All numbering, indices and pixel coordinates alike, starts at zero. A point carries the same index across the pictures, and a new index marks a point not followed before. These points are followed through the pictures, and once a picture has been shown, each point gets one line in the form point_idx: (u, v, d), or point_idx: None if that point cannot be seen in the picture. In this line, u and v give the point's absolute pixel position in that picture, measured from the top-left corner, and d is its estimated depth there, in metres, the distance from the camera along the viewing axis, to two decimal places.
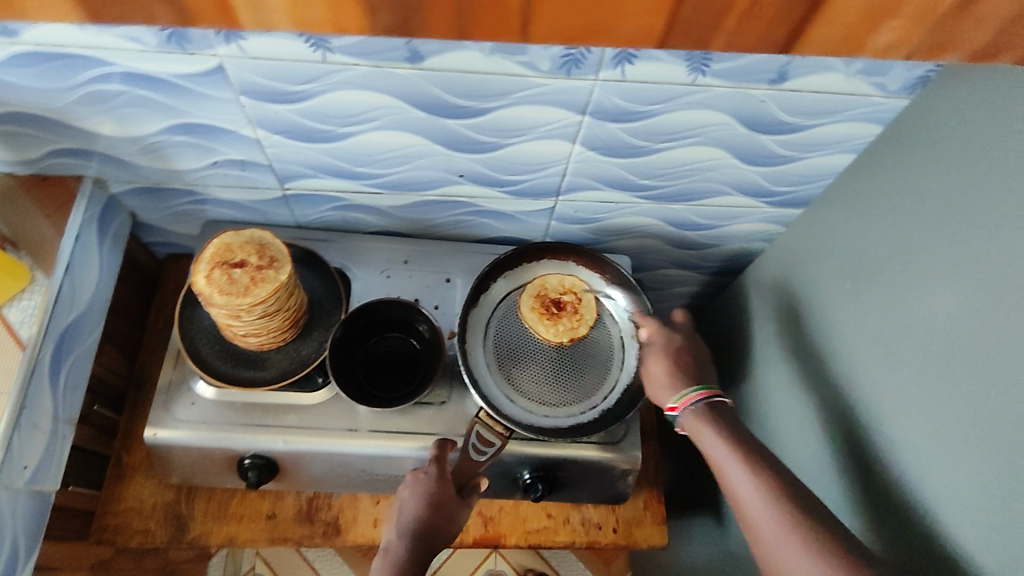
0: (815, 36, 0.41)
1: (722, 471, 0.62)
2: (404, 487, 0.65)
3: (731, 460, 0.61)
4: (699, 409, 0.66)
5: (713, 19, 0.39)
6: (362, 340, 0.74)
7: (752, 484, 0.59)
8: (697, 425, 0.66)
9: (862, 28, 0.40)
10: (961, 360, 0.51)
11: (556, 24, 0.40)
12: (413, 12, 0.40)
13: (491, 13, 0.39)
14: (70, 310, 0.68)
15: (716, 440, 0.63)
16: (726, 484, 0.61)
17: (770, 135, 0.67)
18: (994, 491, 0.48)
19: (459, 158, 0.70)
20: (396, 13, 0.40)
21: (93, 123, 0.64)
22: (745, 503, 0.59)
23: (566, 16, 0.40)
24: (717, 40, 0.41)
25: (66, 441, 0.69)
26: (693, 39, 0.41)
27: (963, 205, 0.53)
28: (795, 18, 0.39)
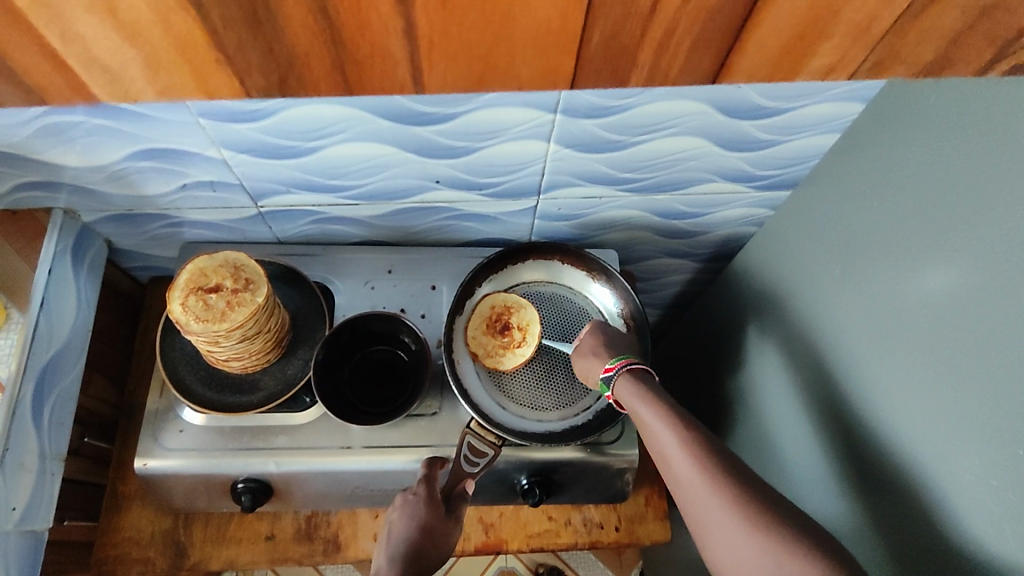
0: (745, 62, 0.42)
1: (654, 441, 0.55)
2: (393, 509, 0.64)
3: (661, 423, 0.55)
4: (627, 380, 0.61)
5: (620, 58, 0.41)
6: (348, 356, 0.73)
7: (680, 449, 0.53)
8: (629, 394, 0.60)
9: (786, 53, 0.42)
10: (953, 344, 0.50)
11: (448, 73, 0.41)
12: (290, 71, 0.40)
13: (378, 69, 0.40)
14: (49, 344, 0.67)
15: (648, 407, 0.57)
16: (659, 455, 0.55)
17: (749, 120, 0.66)
18: (992, 479, 0.47)
19: (433, 165, 0.68)
20: (267, 75, 0.40)
21: (55, 155, 0.63)
22: (670, 462, 0.53)
23: (459, 63, 0.41)
24: (636, 75, 0.42)
25: (57, 476, 0.68)
26: (609, 75, 0.42)
27: (950, 183, 0.51)
28: (713, 46, 0.41)
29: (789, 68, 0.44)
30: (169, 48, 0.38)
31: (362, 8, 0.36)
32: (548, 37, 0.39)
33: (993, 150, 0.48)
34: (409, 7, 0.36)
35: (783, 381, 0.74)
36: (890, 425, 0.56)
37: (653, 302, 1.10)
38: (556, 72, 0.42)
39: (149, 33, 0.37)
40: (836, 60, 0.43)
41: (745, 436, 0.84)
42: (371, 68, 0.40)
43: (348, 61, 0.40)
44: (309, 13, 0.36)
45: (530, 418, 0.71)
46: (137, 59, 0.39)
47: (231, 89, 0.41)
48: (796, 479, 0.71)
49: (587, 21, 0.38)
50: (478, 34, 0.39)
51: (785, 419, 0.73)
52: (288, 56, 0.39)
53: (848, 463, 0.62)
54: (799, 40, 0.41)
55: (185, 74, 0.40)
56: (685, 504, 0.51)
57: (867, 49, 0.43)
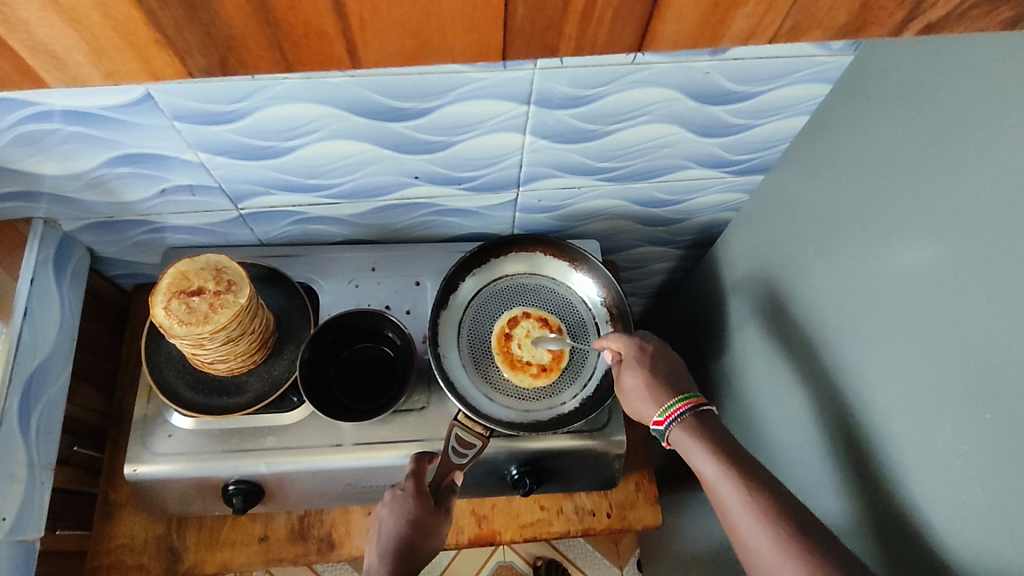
0: (665, 29, 0.39)
1: (712, 487, 0.58)
2: (382, 505, 0.64)
3: (721, 476, 0.57)
4: (687, 422, 0.62)
5: (548, 23, 0.37)
6: (335, 354, 0.74)
7: (742, 501, 0.55)
8: (685, 440, 0.61)
9: (712, 19, 0.39)
10: (924, 316, 0.51)
11: (386, 48, 0.38)
12: (230, 51, 0.36)
13: (316, 46, 0.37)
14: (33, 353, 0.67)
15: (705, 457, 0.59)
16: (717, 501, 0.57)
17: (721, 105, 0.67)
18: (965, 444, 0.48)
19: (411, 160, 0.68)
20: (208, 56, 0.37)
21: (32, 164, 0.63)
22: (734, 517, 0.55)
23: (392, 41, 0.37)
24: (564, 44, 0.39)
25: (47, 485, 0.68)
26: (537, 47, 0.39)
27: (916, 157, 0.53)
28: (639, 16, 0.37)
29: (709, 34, 0.40)
30: (114, 34, 0.34)
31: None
32: (476, 12, 0.36)
33: (955, 122, 0.49)
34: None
35: (766, 361, 0.75)
36: (868, 399, 0.57)
37: (638, 291, 1.11)
38: (487, 48, 0.39)
39: (87, 17, 0.33)
40: (752, 26, 0.40)
41: (731, 419, 0.85)
42: (308, 48, 0.37)
43: (286, 40, 0.36)
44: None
45: (517, 408, 0.72)
46: (80, 43, 0.35)
47: (177, 71, 0.38)
48: (780, 457, 0.72)
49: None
50: (405, 9, 0.35)
51: (768, 399, 0.74)
52: (227, 39, 0.36)
53: (828, 438, 0.63)
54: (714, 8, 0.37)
55: (129, 59, 0.36)
56: (742, 545, 0.54)
57: (785, 13, 0.39)
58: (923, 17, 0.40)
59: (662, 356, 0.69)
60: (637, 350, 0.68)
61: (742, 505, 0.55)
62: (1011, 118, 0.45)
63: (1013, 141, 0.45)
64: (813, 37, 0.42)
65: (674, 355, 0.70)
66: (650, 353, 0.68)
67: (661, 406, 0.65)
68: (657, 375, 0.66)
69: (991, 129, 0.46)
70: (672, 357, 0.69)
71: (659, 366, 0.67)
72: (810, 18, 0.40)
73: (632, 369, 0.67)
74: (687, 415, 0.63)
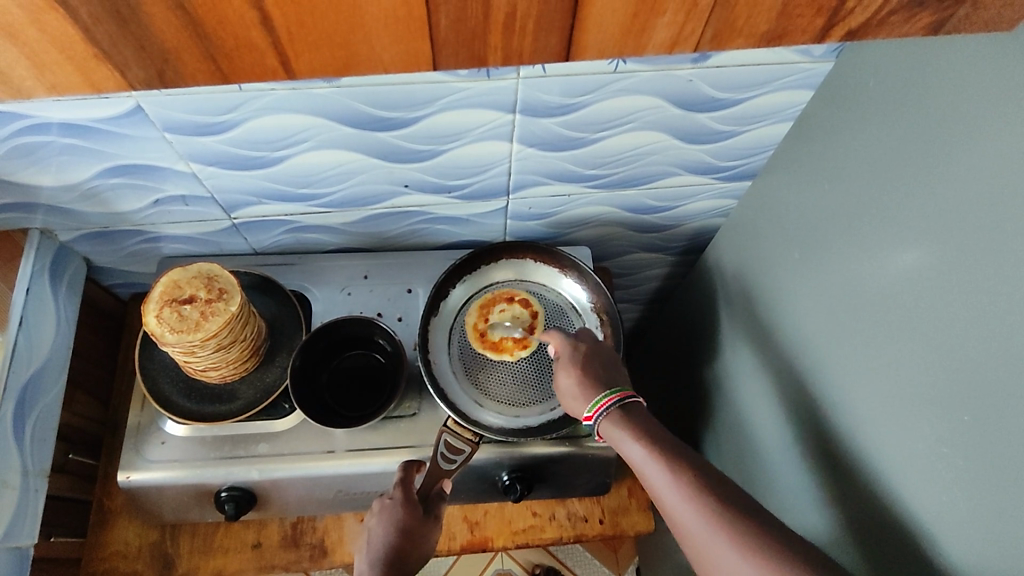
0: (590, 39, 0.40)
1: (642, 473, 0.59)
2: (371, 515, 0.65)
3: (648, 461, 0.58)
4: (613, 414, 0.62)
5: (478, 32, 0.38)
6: (326, 361, 0.74)
7: (671, 483, 0.55)
8: (614, 432, 0.62)
9: (635, 25, 0.39)
10: (906, 320, 0.51)
11: (313, 61, 0.39)
12: (165, 63, 0.37)
13: (247, 58, 0.38)
14: (29, 361, 0.68)
15: (633, 443, 0.59)
16: (649, 487, 0.58)
17: (706, 112, 0.67)
18: (947, 449, 0.48)
19: (399, 169, 0.69)
20: (145, 68, 0.38)
21: (28, 176, 0.64)
22: (665, 499, 0.56)
23: (322, 52, 0.38)
24: (492, 55, 0.40)
25: (41, 493, 0.69)
26: (468, 56, 0.40)
27: (897, 162, 0.53)
28: (561, 27, 0.38)
29: (633, 43, 0.40)
30: (50, 49, 0.35)
31: (218, 4, 0.34)
32: (403, 22, 0.37)
33: (934, 127, 0.50)
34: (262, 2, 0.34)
35: (756, 367, 0.75)
36: (853, 403, 0.57)
37: (634, 297, 1.12)
38: (417, 58, 0.40)
39: (25, 34, 0.34)
40: (675, 34, 0.40)
41: (723, 425, 0.85)
42: (241, 59, 0.38)
43: (216, 54, 0.37)
44: (168, 9, 0.34)
45: (507, 414, 0.72)
46: (20, 57, 0.36)
47: (118, 84, 0.39)
48: (770, 463, 0.72)
49: (427, 4, 0.36)
50: (331, 20, 0.36)
51: (758, 404, 0.74)
52: (160, 51, 0.37)
53: (816, 443, 0.63)
54: (633, 18, 0.38)
55: (71, 74, 0.37)
56: (673, 522, 0.55)
57: (706, 20, 0.39)
58: (845, 24, 0.41)
59: (596, 354, 0.67)
60: (569, 348, 0.67)
61: (672, 489, 0.55)
62: (988, 122, 0.45)
63: (990, 146, 0.45)
64: (736, 45, 0.42)
65: (609, 351, 0.68)
66: (584, 351, 0.67)
67: (591, 400, 0.64)
68: (590, 373, 0.65)
69: (967, 134, 0.47)
70: (607, 354, 0.68)
71: (591, 362, 0.66)
72: (731, 26, 0.40)
73: (564, 368, 0.66)
74: (615, 405, 0.63)
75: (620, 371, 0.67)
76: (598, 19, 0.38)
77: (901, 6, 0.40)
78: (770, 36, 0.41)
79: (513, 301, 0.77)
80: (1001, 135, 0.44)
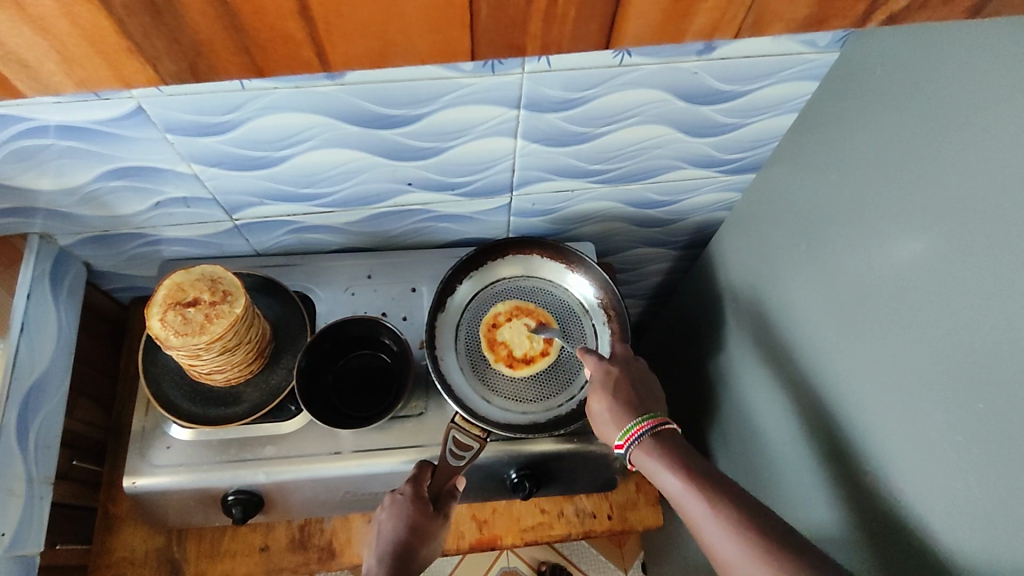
0: (631, 26, 0.39)
1: (676, 500, 0.59)
2: (382, 508, 0.65)
3: (683, 490, 0.58)
4: (647, 443, 0.62)
5: (511, 23, 0.38)
6: (332, 362, 0.74)
7: (708, 511, 0.55)
8: (647, 460, 0.62)
9: (674, 19, 0.39)
10: (916, 310, 0.51)
11: (361, 42, 0.38)
12: (198, 56, 0.37)
13: (286, 50, 0.37)
14: (30, 368, 0.67)
15: (666, 471, 0.60)
16: (683, 515, 0.58)
17: (710, 105, 0.67)
18: (959, 438, 0.47)
19: (403, 167, 0.69)
20: (177, 62, 0.37)
21: (27, 180, 0.63)
22: (702, 529, 0.55)
23: (359, 43, 0.38)
24: (530, 44, 0.40)
25: (46, 500, 0.68)
26: (502, 45, 0.39)
27: (905, 152, 0.53)
28: (601, 15, 0.38)
29: (673, 30, 0.40)
30: (80, 42, 0.35)
31: None
32: (439, 13, 0.37)
33: (941, 115, 0.49)
34: None
35: (760, 360, 0.75)
36: (861, 395, 0.57)
37: (636, 292, 1.11)
38: (453, 48, 0.39)
39: (55, 27, 0.34)
40: (717, 19, 0.40)
41: (728, 419, 0.85)
42: (276, 53, 0.38)
43: (253, 46, 0.37)
44: (206, 2, 0.34)
45: (515, 411, 0.72)
46: (50, 51, 0.35)
47: (148, 79, 0.38)
48: (777, 457, 0.72)
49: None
50: (365, 13, 0.36)
51: (763, 398, 0.74)
52: (194, 45, 0.36)
53: (824, 436, 0.63)
54: (673, 9, 0.38)
55: (100, 67, 0.37)
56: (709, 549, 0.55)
57: (749, 6, 0.39)
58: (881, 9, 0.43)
59: (627, 376, 0.68)
60: (602, 372, 0.67)
61: (708, 516, 0.55)
62: (997, 108, 0.45)
63: (1001, 132, 0.45)
64: (776, 29, 0.43)
65: (639, 372, 0.69)
66: (615, 374, 0.67)
67: (623, 429, 0.64)
68: (623, 398, 0.66)
69: (977, 121, 0.46)
70: (637, 377, 0.68)
71: (622, 387, 0.66)
72: (771, 12, 0.40)
73: (596, 393, 0.66)
74: (653, 434, 0.63)
75: (651, 394, 0.67)
76: (641, 4, 0.37)
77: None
78: (810, 21, 0.42)
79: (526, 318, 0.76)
80: (1013, 121, 0.44)
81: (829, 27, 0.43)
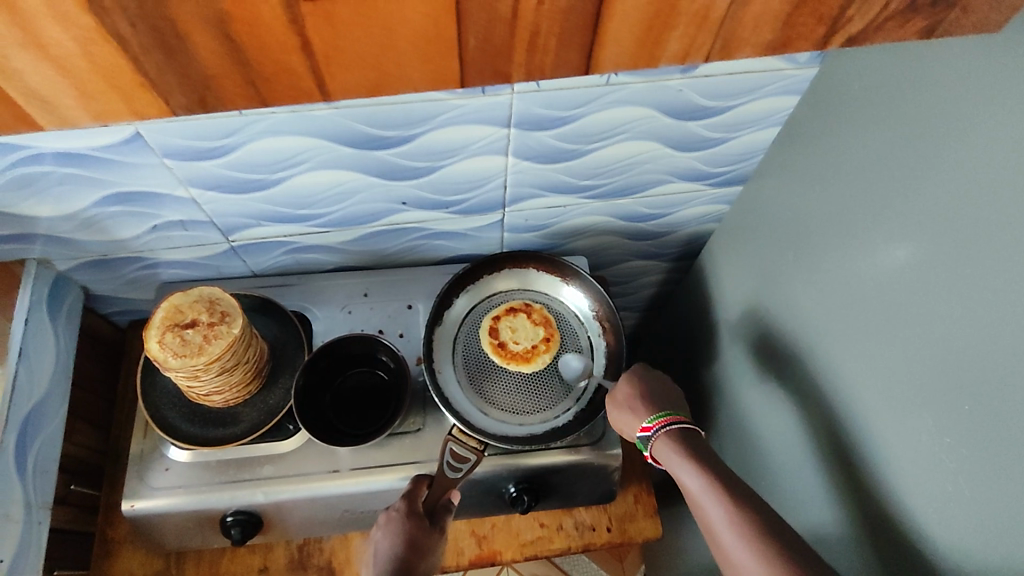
0: (609, 52, 0.40)
1: (696, 502, 0.60)
2: (377, 528, 0.65)
3: (705, 491, 0.59)
4: (673, 437, 0.65)
5: (500, 51, 0.39)
6: (329, 381, 0.74)
7: (726, 514, 0.56)
8: (674, 458, 0.63)
9: (648, 43, 0.40)
10: (905, 316, 0.52)
11: (353, 73, 0.39)
12: (207, 89, 0.38)
13: (283, 82, 0.39)
14: (29, 393, 0.67)
15: (689, 472, 0.61)
16: (702, 516, 0.59)
17: (696, 121, 0.69)
18: (950, 440, 0.48)
19: (397, 186, 0.70)
20: (187, 94, 0.38)
21: (27, 207, 0.64)
22: (717, 531, 0.56)
23: (355, 73, 0.39)
24: (516, 71, 0.41)
25: (44, 525, 0.68)
26: (491, 72, 0.41)
27: (886, 163, 0.54)
28: (584, 41, 0.39)
29: (648, 56, 0.41)
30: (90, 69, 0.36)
31: (258, 30, 0.35)
32: (431, 45, 0.38)
33: (919, 128, 0.51)
34: (300, 26, 0.35)
35: (754, 368, 0.76)
36: (854, 400, 0.58)
37: (630, 304, 1.13)
38: (444, 76, 0.41)
39: (73, 65, 0.35)
40: (688, 45, 0.41)
41: (724, 427, 0.86)
42: (279, 82, 0.39)
43: (258, 78, 0.38)
44: (212, 36, 0.35)
45: (512, 423, 0.72)
46: (68, 88, 0.36)
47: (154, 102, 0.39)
48: (774, 464, 0.73)
49: (459, 22, 0.37)
50: (360, 42, 0.37)
51: (758, 405, 0.75)
52: (203, 79, 0.37)
53: (820, 442, 0.64)
54: (648, 33, 0.40)
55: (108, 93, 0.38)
56: (721, 549, 0.56)
57: (715, 33, 0.41)
58: (843, 31, 0.43)
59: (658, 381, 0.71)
60: (633, 369, 0.72)
61: (727, 523, 0.56)
62: (972, 118, 0.46)
63: (977, 139, 0.46)
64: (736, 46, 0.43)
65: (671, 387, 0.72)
66: (648, 376, 0.71)
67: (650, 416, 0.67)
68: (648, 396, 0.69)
69: (955, 132, 0.48)
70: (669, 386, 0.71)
71: (654, 388, 0.70)
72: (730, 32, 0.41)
73: (627, 380, 0.70)
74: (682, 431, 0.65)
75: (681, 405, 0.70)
76: (617, 33, 0.39)
77: (896, 11, 0.43)
78: (775, 43, 0.43)
79: (520, 351, 0.75)
80: (986, 129, 0.45)
81: (791, 49, 0.44)
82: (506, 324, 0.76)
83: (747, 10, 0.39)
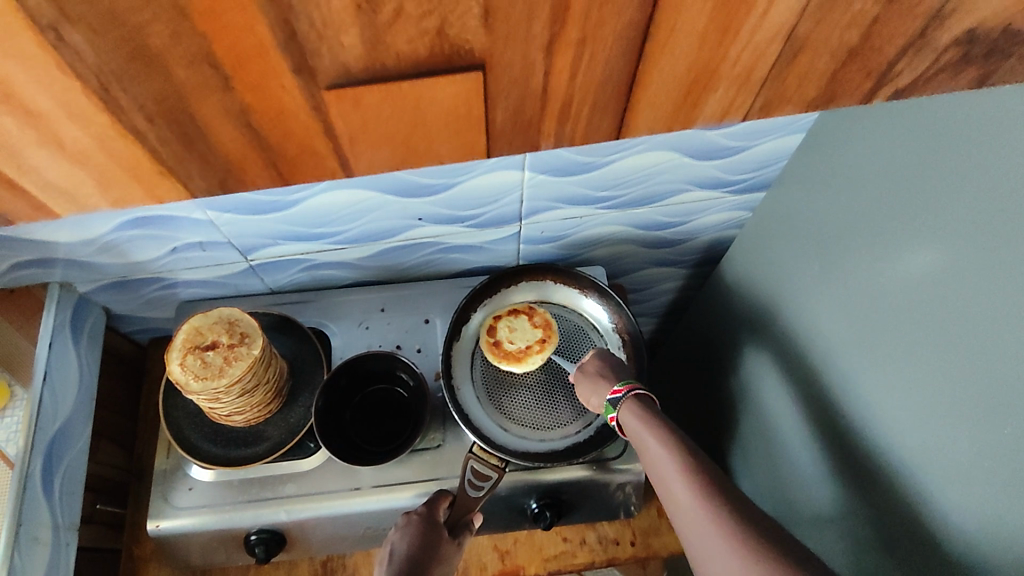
0: (642, 116, 0.43)
1: (658, 470, 0.57)
2: (395, 528, 0.65)
3: (661, 451, 0.57)
4: (636, 405, 0.63)
5: (530, 122, 0.41)
6: (348, 399, 0.74)
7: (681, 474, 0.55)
8: (633, 424, 0.62)
9: (686, 106, 0.42)
10: (934, 336, 0.50)
11: (375, 137, 0.40)
12: (228, 173, 0.41)
13: (295, 142, 0.39)
14: (54, 416, 0.68)
15: (649, 435, 0.59)
16: (656, 477, 0.57)
17: (715, 130, 0.67)
18: (985, 464, 0.46)
19: (413, 203, 0.69)
20: (208, 178, 0.40)
21: (48, 234, 0.64)
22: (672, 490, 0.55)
23: (381, 149, 0.41)
24: (544, 140, 0.43)
25: (71, 547, 0.69)
26: (521, 143, 0.43)
27: (913, 175, 0.52)
28: (613, 108, 0.41)
29: (683, 119, 0.43)
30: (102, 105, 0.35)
31: (283, 118, 0.37)
32: (460, 121, 0.40)
33: (949, 140, 0.49)
34: (325, 112, 0.38)
35: (777, 379, 0.74)
36: (881, 419, 0.56)
37: (649, 310, 1.12)
38: (472, 148, 0.43)
39: (95, 156, 0.38)
40: (727, 106, 0.43)
41: (747, 438, 0.84)
42: (303, 163, 0.41)
43: (281, 160, 0.41)
44: (236, 128, 0.37)
45: (532, 439, 0.72)
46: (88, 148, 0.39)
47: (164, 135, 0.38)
48: (798, 479, 0.71)
49: (488, 102, 0.39)
50: (385, 125, 0.39)
51: (782, 417, 0.74)
52: (225, 166, 0.40)
53: (846, 459, 0.62)
54: (686, 95, 0.41)
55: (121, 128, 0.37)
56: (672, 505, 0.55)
57: (755, 93, 0.42)
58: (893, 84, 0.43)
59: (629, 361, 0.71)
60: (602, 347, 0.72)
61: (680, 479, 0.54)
62: (1009, 128, 0.44)
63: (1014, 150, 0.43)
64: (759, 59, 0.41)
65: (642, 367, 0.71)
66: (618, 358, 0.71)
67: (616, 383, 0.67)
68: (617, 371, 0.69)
69: (991, 143, 0.45)
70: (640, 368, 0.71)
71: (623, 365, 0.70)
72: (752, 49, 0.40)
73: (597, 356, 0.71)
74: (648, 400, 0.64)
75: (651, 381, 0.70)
76: (652, 99, 0.41)
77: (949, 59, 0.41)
78: (819, 100, 0.44)
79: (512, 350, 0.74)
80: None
81: (837, 103, 0.44)
82: (504, 323, 0.76)
83: (790, 70, 0.40)
